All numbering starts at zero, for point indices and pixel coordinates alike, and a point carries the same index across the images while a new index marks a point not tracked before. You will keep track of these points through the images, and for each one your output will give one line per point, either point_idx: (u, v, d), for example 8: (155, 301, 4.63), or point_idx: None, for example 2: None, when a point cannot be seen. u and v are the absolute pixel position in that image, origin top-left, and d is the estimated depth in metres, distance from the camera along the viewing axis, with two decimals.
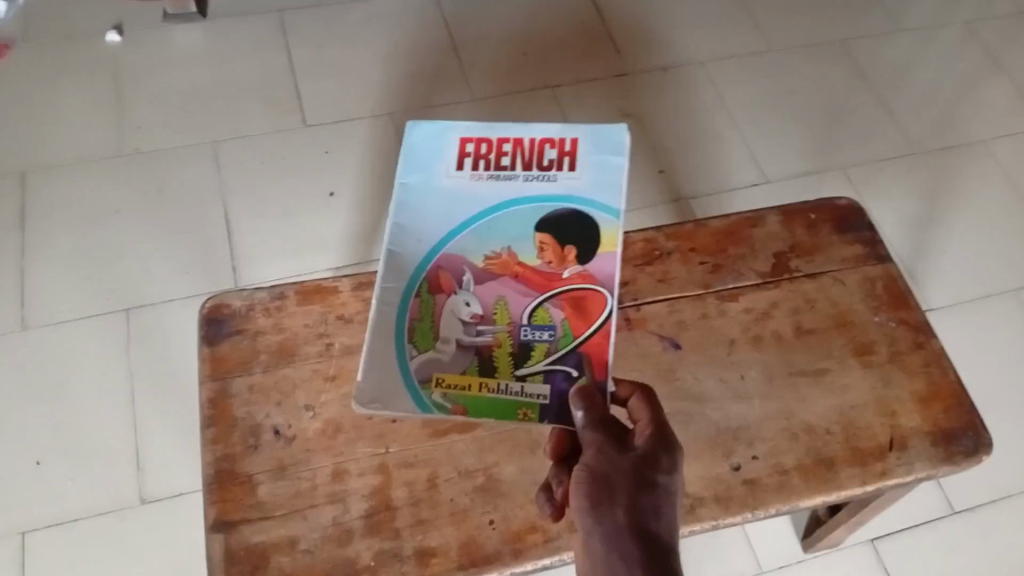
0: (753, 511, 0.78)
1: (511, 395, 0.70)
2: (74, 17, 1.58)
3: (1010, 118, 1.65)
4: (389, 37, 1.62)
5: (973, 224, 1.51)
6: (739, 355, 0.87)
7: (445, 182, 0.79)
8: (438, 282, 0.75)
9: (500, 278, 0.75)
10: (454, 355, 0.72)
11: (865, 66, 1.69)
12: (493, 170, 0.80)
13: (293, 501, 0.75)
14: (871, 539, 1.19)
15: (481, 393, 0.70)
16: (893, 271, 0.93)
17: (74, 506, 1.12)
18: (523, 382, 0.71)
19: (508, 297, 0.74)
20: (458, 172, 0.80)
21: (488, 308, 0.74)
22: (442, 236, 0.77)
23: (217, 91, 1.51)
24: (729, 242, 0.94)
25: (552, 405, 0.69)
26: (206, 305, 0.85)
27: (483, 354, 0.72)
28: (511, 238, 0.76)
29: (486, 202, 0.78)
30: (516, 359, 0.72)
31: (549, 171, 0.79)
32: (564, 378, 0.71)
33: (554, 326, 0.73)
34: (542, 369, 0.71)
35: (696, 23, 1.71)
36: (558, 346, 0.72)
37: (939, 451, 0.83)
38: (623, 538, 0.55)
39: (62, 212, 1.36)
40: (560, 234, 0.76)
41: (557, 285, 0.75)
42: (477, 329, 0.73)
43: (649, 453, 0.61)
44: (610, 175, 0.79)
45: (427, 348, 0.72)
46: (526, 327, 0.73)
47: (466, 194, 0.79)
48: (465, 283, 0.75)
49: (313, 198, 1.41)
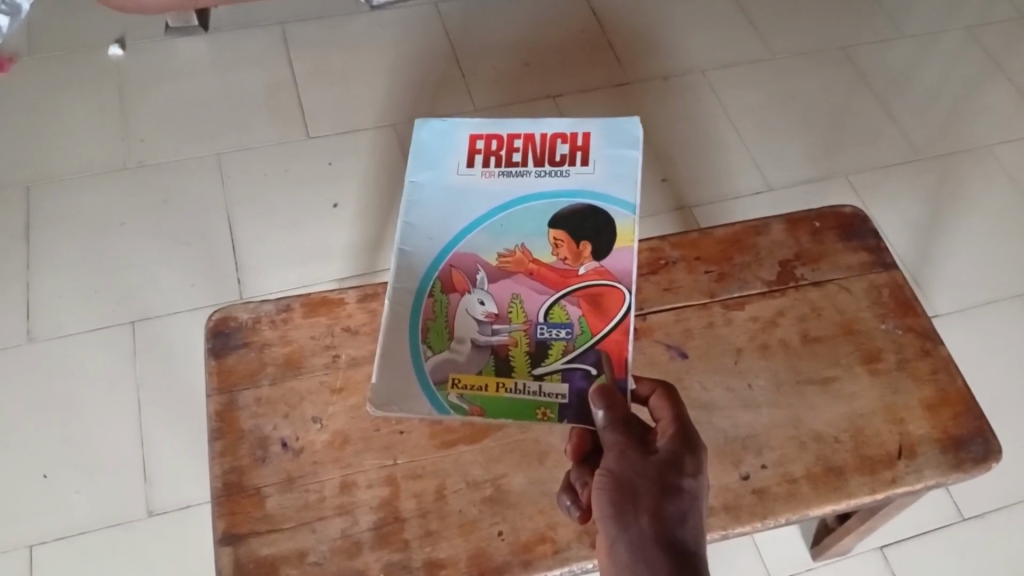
0: (762, 520, 0.78)
1: (529, 395, 0.70)
2: (78, 31, 1.59)
3: (1012, 122, 1.65)
4: (392, 47, 1.63)
5: (976, 228, 1.51)
6: (746, 363, 0.87)
7: (456, 179, 0.80)
8: (452, 282, 0.75)
9: (515, 276, 0.75)
10: (470, 355, 0.72)
11: (866, 72, 1.70)
12: (505, 166, 0.80)
13: (302, 513, 0.75)
14: (879, 546, 1.18)
15: (499, 393, 0.70)
16: (898, 278, 0.93)
17: (82, 518, 1.12)
18: (540, 379, 0.71)
19: (522, 295, 0.75)
20: (470, 169, 0.80)
21: (504, 306, 0.74)
22: (454, 233, 0.77)
23: (221, 103, 1.52)
24: (734, 250, 0.94)
25: (570, 401, 0.69)
26: (212, 318, 0.85)
27: (499, 353, 0.72)
28: (525, 235, 0.77)
29: (498, 199, 0.78)
30: (533, 357, 0.72)
31: (561, 166, 0.79)
32: (581, 374, 0.71)
33: (571, 323, 0.73)
34: (559, 367, 0.71)
35: (696, 30, 1.72)
36: (576, 343, 0.72)
37: (949, 458, 0.82)
38: (648, 548, 0.55)
39: (67, 225, 1.36)
40: (576, 230, 0.76)
41: (573, 281, 0.75)
42: (492, 328, 0.73)
43: (672, 455, 0.60)
44: (623, 171, 0.79)
45: (443, 348, 0.72)
46: (541, 324, 0.73)
47: (478, 192, 0.79)
48: (479, 281, 0.75)
49: (317, 209, 1.42)
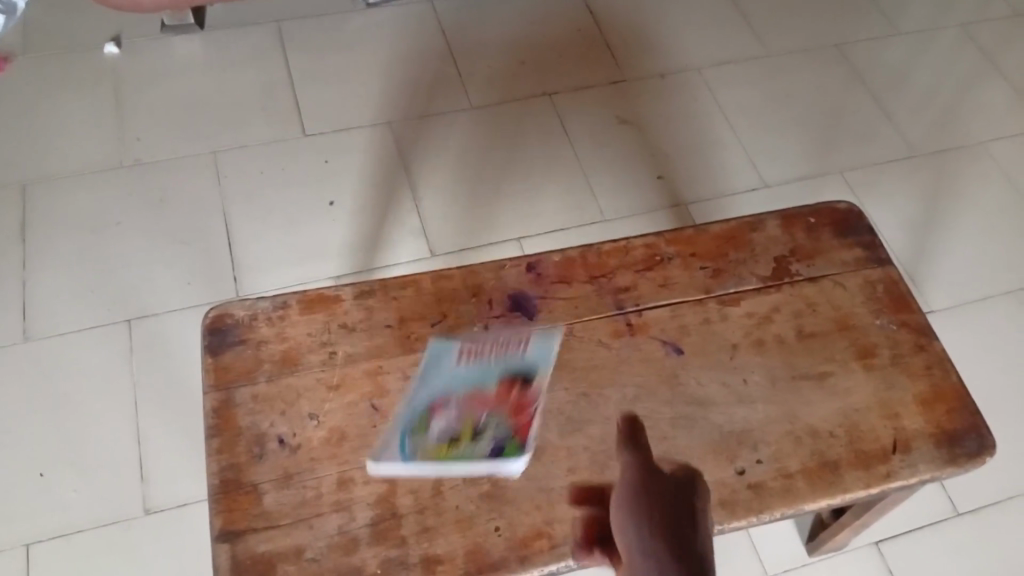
0: (758, 515, 0.78)
1: (467, 454, 0.78)
2: (74, 30, 1.59)
3: (1006, 120, 1.66)
4: (388, 45, 1.63)
5: (971, 225, 1.51)
6: (742, 359, 0.87)
7: (426, 359, 0.85)
8: (425, 400, 0.82)
9: (463, 392, 0.83)
10: (441, 428, 0.80)
11: (861, 70, 1.70)
12: (464, 347, 0.86)
13: (299, 510, 0.75)
14: (875, 541, 1.19)
15: (451, 451, 0.78)
16: (893, 274, 0.95)
17: (79, 516, 1.12)
18: (477, 444, 0.79)
19: (472, 400, 0.82)
20: (432, 352, 0.85)
21: (456, 412, 0.81)
22: (422, 389, 0.83)
23: (217, 101, 1.52)
24: (729, 246, 0.95)
25: (496, 454, 0.78)
26: (209, 316, 0.86)
27: (451, 431, 0.80)
28: (475, 377, 0.83)
29: (452, 359, 0.85)
30: (473, 433, 0.80)
31: (505, 338, 0.86)
32: (504, 439, 0.79)
33: (503, 420, 0.81)
34: (489, 442, 0.79)
35: (692, 28, 1.72)
36: (505, 429, 0.80)
37: (943, 453, 0.83)
38: (659, 539, 0.58)
39: (63, 224, 1.36)
40: (512, 369, 0.84)
41: (509, 394, 0.82)
42: (448, 417, 0.81)
43: (686, 487, 0.65)
44: (553, 348, 0.86)
45: (412, 433, 0.79)
46: (482, 418, 0.81)
47: (441, 355, 0.85)
48: (439, 399, 0.82)
49: (313, 207, 1.42)
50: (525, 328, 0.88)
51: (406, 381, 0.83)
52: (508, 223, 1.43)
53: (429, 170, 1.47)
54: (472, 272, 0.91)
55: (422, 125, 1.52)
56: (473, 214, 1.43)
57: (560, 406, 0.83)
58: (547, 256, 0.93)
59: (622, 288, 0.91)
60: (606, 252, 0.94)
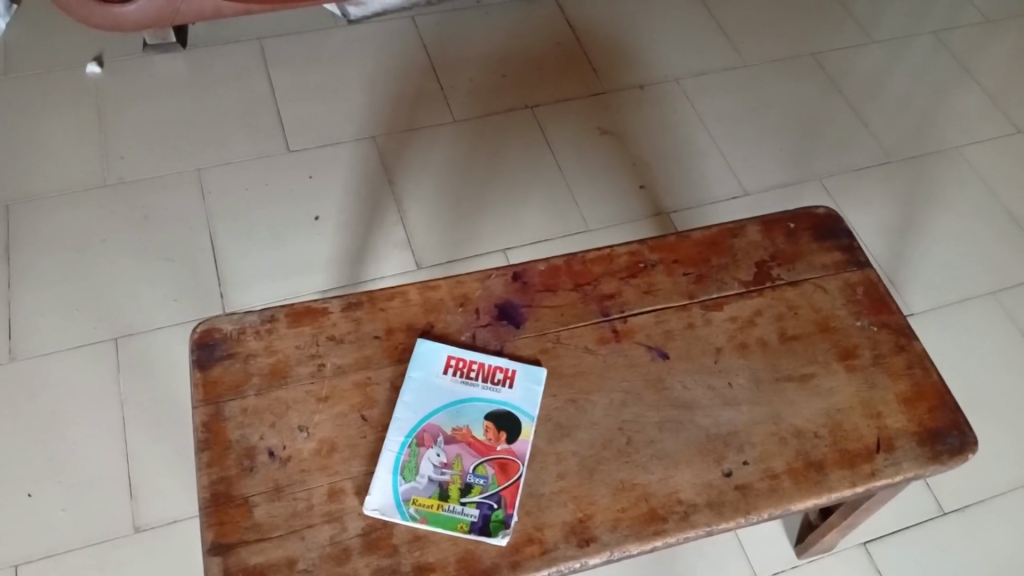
0: (746, 516, 0.79)
1: (454, 513, 0.77)
2: (57, 50, 1.59)
3: (980, 124, 1.70)
4: (371, 61, 1.64)
5: (949, 228, 1.54)
6: (726, 362, 0.88)
7: (432, 382, 0.85)
8: (417, 437, 0.81)
9: (457, 439, 0.82)
10: (426, 483, 0.79)
11: (836, 78, 1.74)
12: (464, 378, 0.86)
13: (290, 521, 0.75)
14: (862, 542, 1.20)
15: (439, 509, 0.77)
16: (871, 276, 0.97)
17: (69, 536, 1.11)
18: (462, 504, 0.78)
19: (462, 452, 0.81)
20: (442, 378, 0.85)
21: (447, 460, 0.80)
22: (426, 412, 0.83)
23: (199, 119, 1.53)
24: (711, 252, 0.97)
25: (478, 524, 0.76)
26: (196, 330, 0.86)
27: (441, 484, 0.79)
28: (467, 424, 0.83)
29: (449, 395, 0.84)
30: (461, 490, 0.79)
31: (498, 379, 0.85)
32: (489, 506, 0.77)
33: (491, 475, 0.79)
34: (477, 499, 0.78)
35: (670, 40, 1.75)
36: (492, 486, 0.79)
37: (926, 450, 0.84)
38: None
39: (47, 243, 1.36)
40: (502, 415, 0.83)
41: (498, 450, 0.81)
42: (439, 468, 0.80)
43: None
44: (540, 381, 0.85)
45: (404, 477, 0.78)
46: (470, 473, 0.80)
47: (432, 384, 0.84)
48: (437, 440, 0.82)
49: (299, 221, 1.42)
50: (512, 337, 0.89)
51: (395, 392, 0.84)
52: (493, 235, 1.44)
53: (413, 183, 1.48)
54: (458, 282, 0.92)
55: (406, 139, 1.54)
56: (458, 226, 1.44)
57: (548, 412, 0.84)
58: (532, 264, 0.94)
59: (607, 295, 0.93)
60: (590, 260, 0.95)
